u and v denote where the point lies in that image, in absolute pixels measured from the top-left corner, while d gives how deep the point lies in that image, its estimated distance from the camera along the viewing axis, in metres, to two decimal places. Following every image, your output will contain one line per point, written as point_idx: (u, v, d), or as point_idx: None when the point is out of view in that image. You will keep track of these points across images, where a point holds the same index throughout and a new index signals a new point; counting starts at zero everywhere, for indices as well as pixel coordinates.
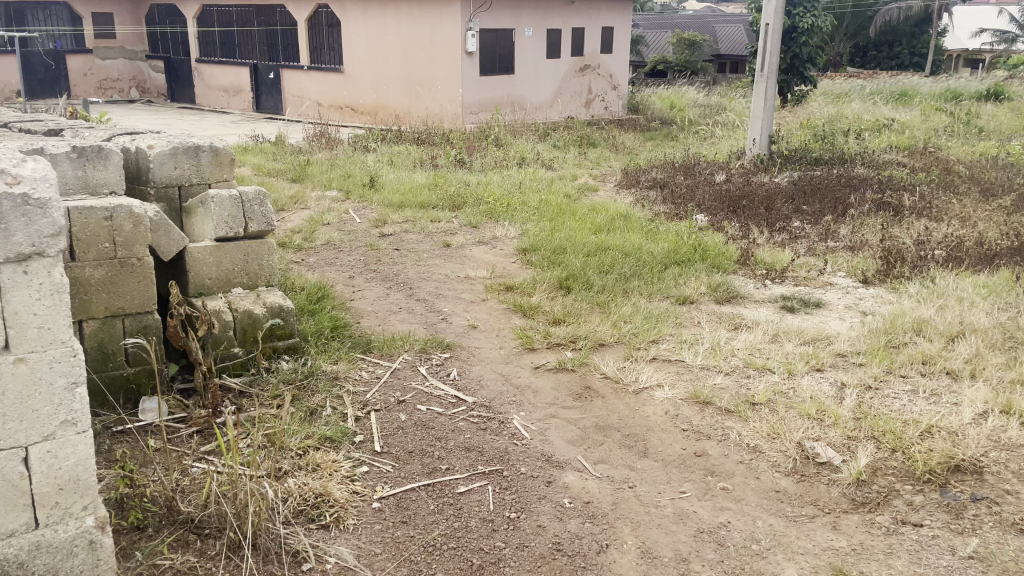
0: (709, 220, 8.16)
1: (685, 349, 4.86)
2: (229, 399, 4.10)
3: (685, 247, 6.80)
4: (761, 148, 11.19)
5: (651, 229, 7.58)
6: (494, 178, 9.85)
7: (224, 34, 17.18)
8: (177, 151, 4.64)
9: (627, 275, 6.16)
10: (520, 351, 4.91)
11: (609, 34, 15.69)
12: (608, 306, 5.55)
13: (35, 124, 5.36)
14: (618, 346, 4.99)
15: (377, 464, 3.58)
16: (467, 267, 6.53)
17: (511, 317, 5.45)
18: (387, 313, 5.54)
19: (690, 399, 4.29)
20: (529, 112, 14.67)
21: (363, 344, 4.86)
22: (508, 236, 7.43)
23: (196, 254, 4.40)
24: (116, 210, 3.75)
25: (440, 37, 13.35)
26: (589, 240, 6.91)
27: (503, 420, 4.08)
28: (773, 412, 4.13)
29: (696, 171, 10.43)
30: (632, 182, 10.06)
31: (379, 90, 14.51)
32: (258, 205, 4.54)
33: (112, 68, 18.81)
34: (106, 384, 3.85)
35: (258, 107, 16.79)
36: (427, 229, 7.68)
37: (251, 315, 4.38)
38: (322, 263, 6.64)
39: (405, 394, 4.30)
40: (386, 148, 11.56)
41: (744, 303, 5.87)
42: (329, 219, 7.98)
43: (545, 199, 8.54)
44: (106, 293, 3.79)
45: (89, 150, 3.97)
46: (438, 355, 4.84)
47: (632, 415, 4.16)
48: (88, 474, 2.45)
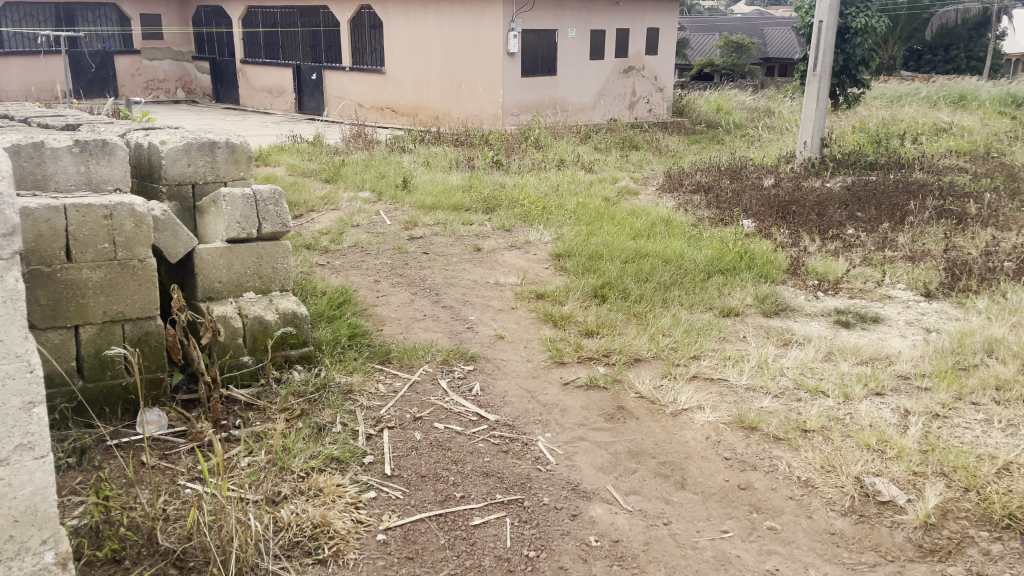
0: (756, 226, 7.71)
1: (729, 366, 4.47)
2: (234, 411, 3.83)
3: (730, 254, 6.38)
4: (812, 152, 10.66)
5: (694, 235, 7.18)
6: (531, 179, 9.52)
7: (268, 35, 17.17)
8: (191, 147, 4.41)
9: (667, 283, 5.78)
10: (549, 364, 4.56)
11: (655, 35, 15.25)
12: (646, 317, 5.17)
13: (55, 120, 5.19)
14: (655, 362, 4.60)
15: (386, 490, 3.27)
16: (497, 273, 6.21)
17: (541, 327, 5.11)
18: (410, 320, 5.24)
19: (734, 423, 3.90)
20: (571, 114, 14.30)
21: (381, 354, 4.57)
22: (543, 241, 7.09)
23: (206, 256, 4.14)
24: (117, 208, 3.51)
25: (482, 37, 13.08)
26: (627, 246, 6.54)
27: (527, 442, 3.74)
28: (828, 441, 3.72)
29: (743, 175, 9.97)
30: (675, 186, 9.64)
31: (419, 91, 14.29)
32: (273, 205, 4.28)
33: (158, 69, 18.99)
34: (104, 393, 3.60)
35: (299, 107, 16.72)
36: (458, 232, 7.38)
37: (261, 321, 4.12)
38: (347, 266, 6.39)
39: (423, 410, 3.99)
40: (424, 149, 11.33)
41: (794, 316, 5.44)
42: (358, 220, 7.74)
43: (582, 203, 8.19)
44: (105, 296, 3.56)
45: (93, 144, 3.74)
46: (461, 367, 4.52)
47: (669, 439, 3.78)
48: (50, 505, 2.18)
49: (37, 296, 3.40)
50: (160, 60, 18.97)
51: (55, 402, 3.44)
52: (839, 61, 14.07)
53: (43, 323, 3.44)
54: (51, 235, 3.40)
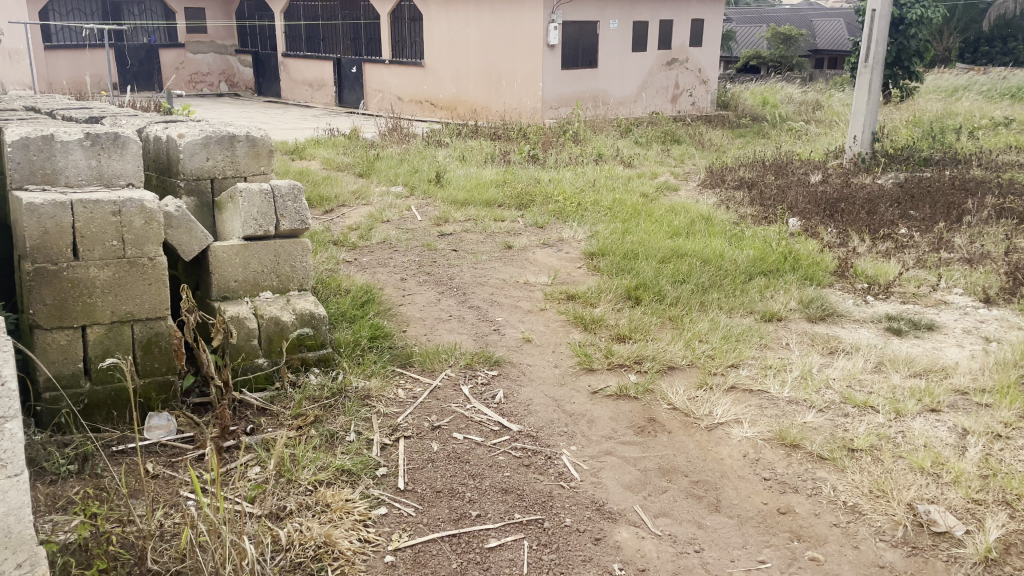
0: (801, 225, 7.35)
1: (769, 376, 4.19)
2: (246, 416, 3.68)
3: (774, 254, 6.06)
4: (863, 147, 10.19)
5: (735, 233, 6.86)
6: (567, 174, 9.27)
7: (308, 28, 17.14)
8: (209, 141, 4.27)
9: (706, 285, 5.49)
10: (577, 371, 4.33)
11: (699, 26, 14.83)
12: (682, 321, 4.91)
13: (80, 113, 5.10)
14: (690, 370, 4.33)
15: (398, 506, 3.08)
16: (528, 272, 5.99)
17: (571, 331, 4.87)
18: (435, 322, 5.06)
19: (775, 439, 3.62)
20: (612, 107, 13.98)
21: (403, 357, 4.40)
22: (576, 238, 6.86)
23: (221, 253, 4.00)
24: (126, 204, 3.38)
25: (521, 29, 12.82)
26: (664, 244, 6.27)
27: (550, 456, 3.52)
28: (877, 463, 3.43)
29: (789, 171, 9.58)
30: (716, 182, 9.30)
31: (458, 84, 14.11)
32: (292, 201, 4.11)
33: (202, 62, 19.16)
34: (112, 397, 3.47)
35: (340, 101, 16.68)
36: (490, 229, 7.17)
37: (277, 322, 3.96)
38: (375, 263, 6.23)
39: (442, 418, 3.79)
40: (460, 143, 11.15)
41: (841, 322, 5.12)
42: (388, 216, 7.59)
43: (619, 199, 7.92)
44: (113, 296, 3.43)
45: (105, 137, 3.62)
46: (485, 372, 4.32)
47: (704, 457, 3.52)
48: (24, 527, 1.92)
49: (43, 295, 3.29)
50: (203, 54, 19.15)
51: (61, 406, 3.33)
52: (892, 52, 13.49)
53: (49, 324, 3.32)
54: (57, 232, 3.28)
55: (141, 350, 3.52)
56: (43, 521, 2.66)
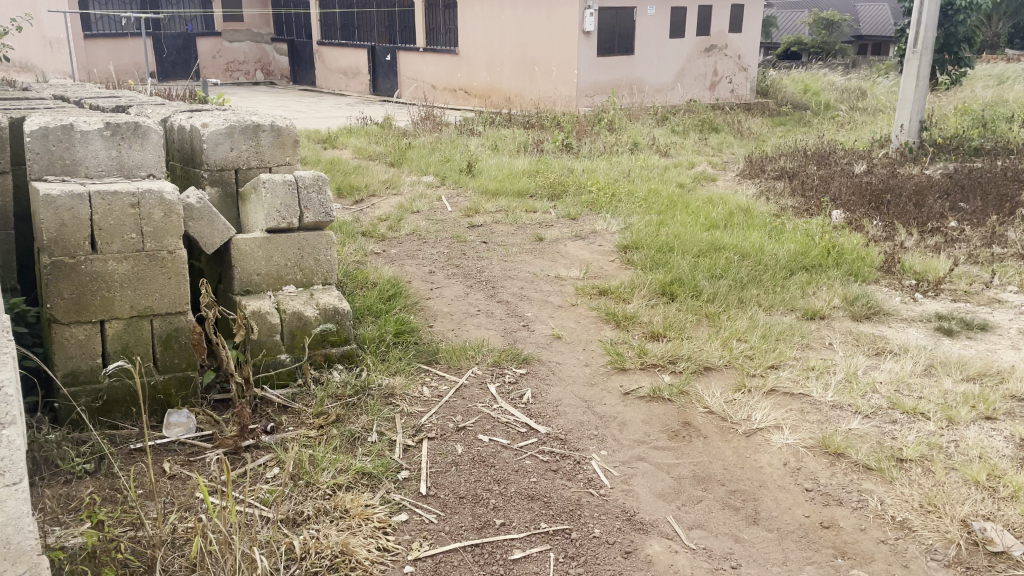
0: (845, 217, 7.07)
1: (811, 379, 3.98)
2: (267, 414, 3.59)
3: (816, 249, 5.82)
4: (910, 136, 9.80)
5: (776, 226, 6.61)
6: (602, 164, 9.06)
7: (343, 16, 17.07)
8: (234, 130, 4.19)
9: (744, 281, 5.28)
10: (608, 371, 4.16)
11: (739, 12, 14.45)
12: (719, 318, 4.71)
13: (108, 103, 5.05)
14: (727, 371, 4.14)
15: (419, 513, 2.96)
16: (559, 265, 5.83)
17: (602, 328, 4.71)
18: (463, 317, 4.93)
19: (818, 447, 3.43)
20: (648, 95, 13.69)
21: (428, 353, 4.28)
22: (609, 231, 6.69)
23: (244, 246, 3.90)
24: (145, 196, 3.30)
25: (557, 16, 12.60)
26: (701, 237, 6.06)
27: (579, 461, 3.37)
28: (927, 475, 3.22)
29: (832, 161, 9.26)
30: (756, 172, 9.03)
31: (492, 73, 13.93)
32: (316, 192, 4.00)
33: (238, 51, 19.24)
34: (130, 394, 3.40)
35: (374, 89, 16.60)
36: (521, 220, 7.01)
37: (300, 317, 3.86)
38: (403, 255, 6.12)
39: (468, 418, 3.66)
40: (493, 131, 10.99)
41: (888, 321, 4.88)
42: (419, 206, 7.47)
43: (655, 190, 7.70)
44: (132, 291, 3.35)
45: (125, 127, 3.54)
46: (513, 371, 4.19)
47: (741, 464, 3.34)
48: (24, 539, 1.80)
49: (61, 289, 3.22)
50: (240, 43, 19.22)
51: (79, 403, 3.27)
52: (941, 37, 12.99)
53: (66, 318, 3.25)
54: (75, 225, 3.21)
55: (160, 345, 3.44)
56: (49, 528, 2.58)
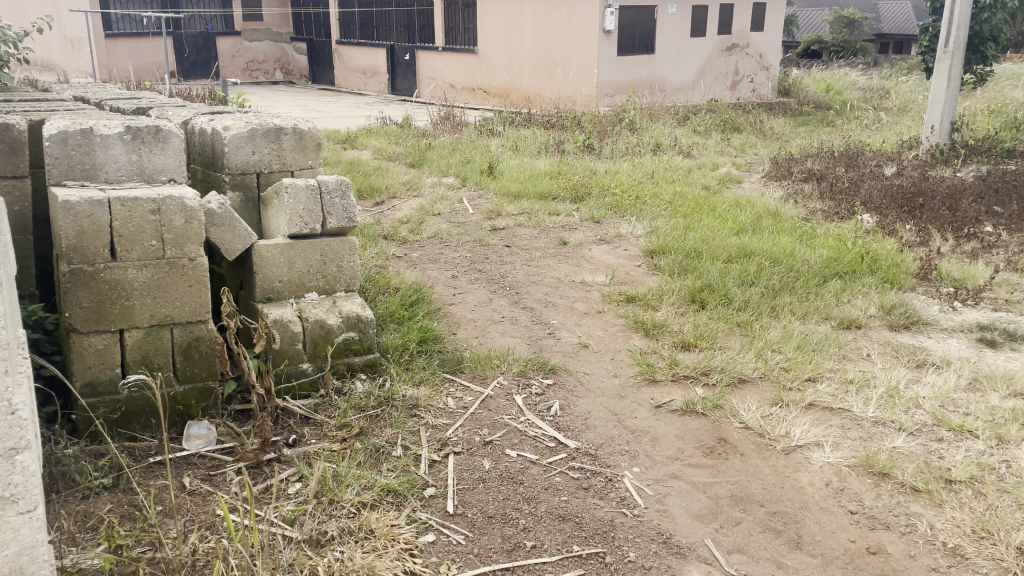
0: (877, 221, 6.89)
1: (850, 393, 3.84)
2: (289, 426, 3.49)
3: (849, 254, 5.65)
4: (941, 137, 9.57)
5: (806, 231, 6.43)
6: (624, 165, 8.91)
7: (363, 16, 17.00)
8: (255, 134, 4.10)
9: (776, 288, 5.13)
10: (639, 383, 4.03)
11: (761, 11, 14.25)
12: (752, 327, 4.56)
13: (129, 106, 4.98)
14: (763, 383, 3.99)
15: (447, 533, 2.85)
16: (584, 270, 5.70)
17: (631, 336, 4.57)
18: (487, 324, 4.81)
19: (861, 467, 3.29)
20: (669, 94, 13.51)
21: (453, 362, 4.17)
22: (635, 235, 6.55)
23: (266, 252, 3.81)
24: (166, 202, 3.22)
25: (577, 15, 12.45)
26: (729, 242, 5.91)
27: (611, 478, 3.24)
28: (978, 498, 3.07)
29: (860, 162, 9.05)
30: (783, 174, 8.83)
31: (512, 72, 13.81)
32: (339, 197, 3.90)
33: (258, 50, 19.24)
34: (150, 405, 3.31)
35: (392, 88, 16.54)
36: (544, 223, 6.88)
37: (323, 326, 3.76)
38: (425, 259, 6.02)
39: (494, 432, 3.55)
40: (513, 132, 10.87)
41: (927, 331, 4.72)
42: (440, 208, 7.37)
43: (680, 193, 7.55)
44: (152, 298, 3.26)
45: (146, 131, 3.46)
46: (539, 381, 4.06)
47: (781, 484, 3.20)
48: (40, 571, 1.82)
49: (80, 297, 3.14)
50: (260, 42, 19.23)
51: (98, 415, 3.19)
52: None
53: (85, 327, 3.17)
54: (94, 231, 3.13)
55: (180, 354, 3.36)
56: (64, 552, 2.49)
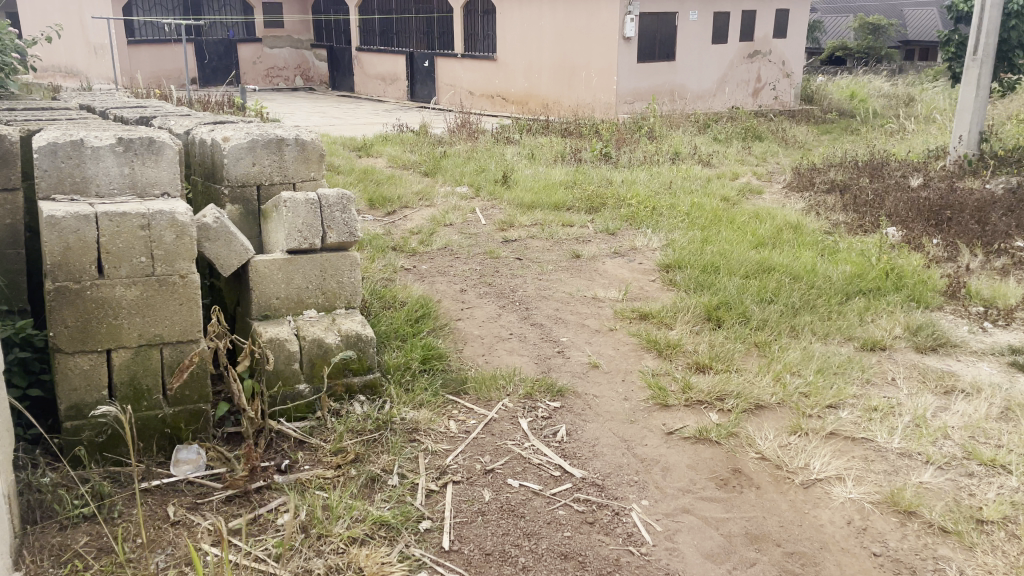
0: (902, 235, 6.66)
1: (874, 422, 3.64)
2: (282, 450, 3.36)
3: (874, 271, 5.43)
4: (969, 147, 9.28)
5: (828, 245, 6.21)
6: (642, 175, 8.72)
7: (382, 22, 16.93)
8: (256, 145, 3.99)
9: (797, 307, 4.92)
10: (650, 407, 3.84)
11: (784, 17, 14.02)
12: (771, 348, 4.37)
13: (133, 115, 4.88)
14: (781, 410, 3.80)
15: (441, 571, 2.69)
16: (596, 285, 5.53)
17: (643, 356, 4.39)
18: (494, 341, 4.65)
19: (886, 504, 3.09)
20: (690, 102, 13.30)
21: (457, 383, 4.02)
22: (650, 247, 6.37)
23: (263, 268, 3.67)
24: (156, 217, 3.09)
25: (597, 22, 12.29)
26: (748, 256, 5.71)
27: (618, 512, 3.06)
28: (1013, 540, 2.86)
29: (885, 173, 8.79)
30: (805, 185, 8.60)
31: (530, 79, 13.66)
32: (340, 211, 3.77)
33: (278, 57, 19.28)
34: (138, 427, 3.20)
35: (411, 95, 16.46)
36: (557, 235, 6.72)
37: (321, 345, 3.62)
38: (434, 271, 5.88)
39: (497, 459, 3.38)
40: (530, 140, 10.72)
41: (956, 354, 4.50)
42: (451, 219, 7.23)
43: (698, 204, 7.35)
44: (141, 317, 3.14)
45: (139, 142, 3.35)
46: (546, 404, 3.89)
47: (800, 522, 3.01)
48: None
49: (64, 316, 3.02)
50: (280, 49, 19.25)
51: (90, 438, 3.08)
52: None
53: (70, 346, 3.05)
54: (80, 247, 3.01)
55: (170, 375, 3.23)
56: None
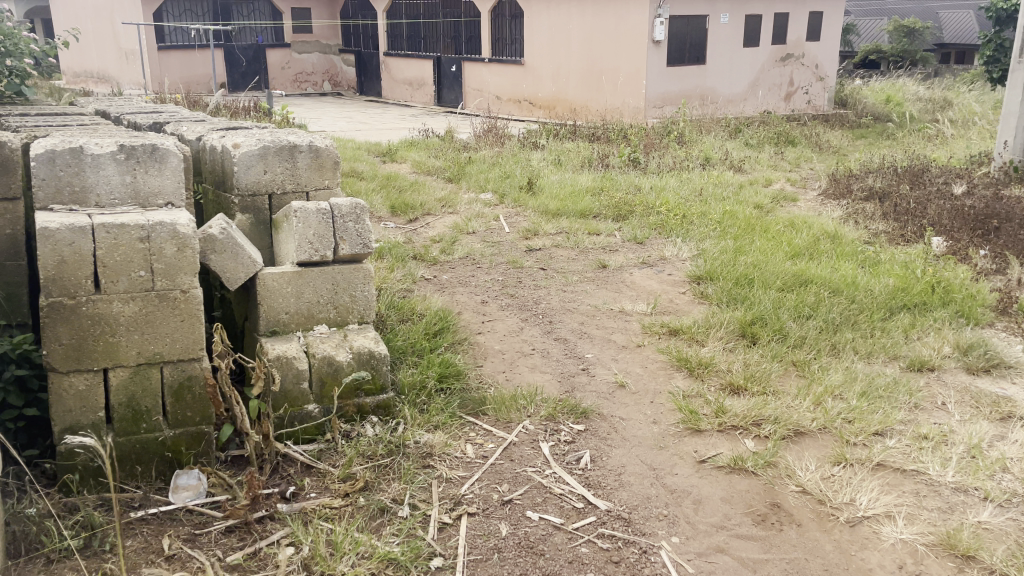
0: (947, 245, 6.32)
1: (925, 452, 3.36)
2: (289, 476, 3.17)
3: (919, 284, 5.13)
4: (1015, 153, 8.84)
5: (868, 256, 5.90)
6: (671, 181, 8.45)
7: (410, 27, 16.83)
8: (267, 152, 3.82)
9: (837, 323, 4.64)
10: (680, 432, 3.59)
11: (818, 20, 13.66)
12: (810, 368, 4.10)
13: (146, 120, 4.75)
14: (823, 437, 3.53)
15: None
16: (623, 297, 5.29)
17: (673, 376, 4.14)
18: (516, 357, 4.43)
19: (941, 547, 2.81)
20: (721, 106, 12.97)
21: (475, 402, 3.81)
22: (680, 258, 6.11)
23: (271, 281, 3.49)
24: (156, 229, 2.93)
25: (626, 24, 12.04)
26: (784, 268, 5.43)
27: (645, 550, 2.83)
28: None
29: (926, 179, 8.42)
30: (842, 192, 8.26)
31: (558, 83, 13.43)
32: (353, 221, 3.58)
33: (307, 62, 19.26)
34: (137, 450, 3.03)
35: (438, 100, 16.34)
36: (583, 244, 6.49)
37: (331, 363, 3.43)
38: (455, 282, 5.68)
39: (515, 489, 3.16)
40: (556, 145, 10.50)
41: (1010, 376, 4.19)
42: (474, 226, 7.03)
43: (730, 212, 7.06)
44: (139, 335, 2.97)
45: (141, 150, 3.19)
46: (569, 428, 3.65)
47: (846, 565, 2.74)
48: None
49: (59, 333, 2.86)
50: (309, 54, 19.24)
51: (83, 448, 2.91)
52: None
53: (64, 365, 2.88)
54: (75, 261, 2.84)
55: (171, 396, 3.06)
56: None
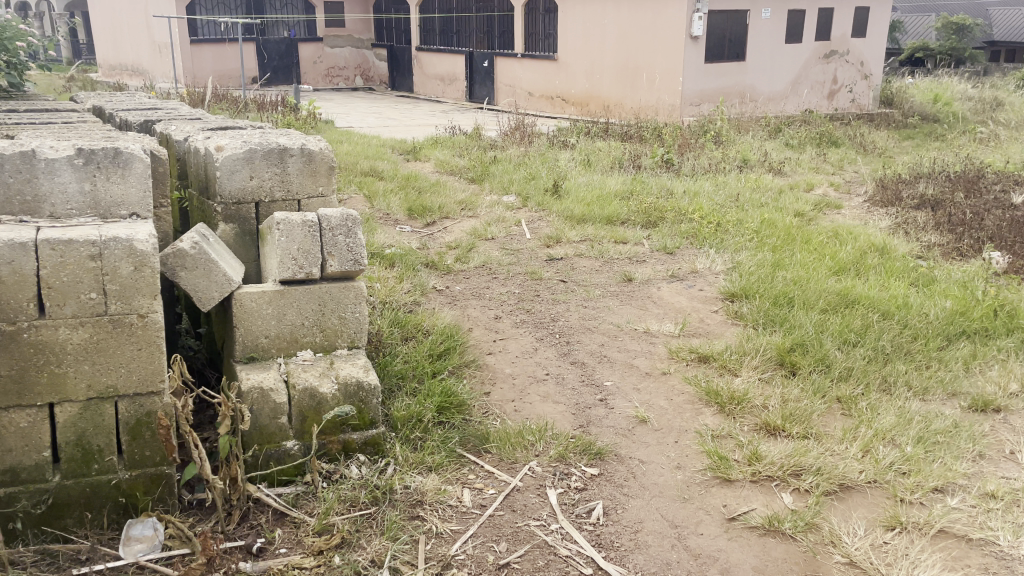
0: (1008, 262, 5.75)
1: (993, 515, 2.89)
2: (259, 526, 2.80)
3: (980, 308, 4.61)
4: None
5: (921, 273, 5.37)
6: (706, 184, 7.94)
7: (442, 21, 16.43)
8: (254, 156, 3.44)
9: (887, 352, 4.16)
10: (709, 481, 3.15)
11: (864, 15, 13.00)
12: (857, 406, 3.63)
13: (138, 121, 4.43)
14: (873, 492, 3.07)
15: None
16: (649, 315, 4.85)
17: (702, 412, 3.68)
18: (527, 383, 4.02)
19: None
20: (761, 105, 12.39)
21: (478, 438, 3.42)
22: (713, 271, 5.64)
23: (248, 302, 3.12)
24: (109, 246, 2.56)
25: (663, 19, 11.54)
26: (827, 286, 4.93)
27: None
28: None
29: (982, 187, 7.81)
30: (890, 200, 7.67)
31: (591, 79, 12.96)
32: (344, 234, 3.20)
33: (339, 57, 19.02)
34: (87, 495, 2.70)
35: (469, 95, 15.94)
36: (608, 254, 6.06)
37: (314, 396, 3.06)
38: (468, 294, 5.28)
39: (515, 549, 2.75)
40: (587, 144, 10.03)
41: None
42: (493, 232, 6.62)
43: (769, 220, 6.55)
44: (91, 365, 2.62)
45: (102, 154, 2.82)
46: (581, 472, 3.23)
47: None
48: None
49: None
50: (341, 48, 18.99)
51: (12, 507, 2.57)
52: None
53: (3, 401, 2.55)
54: (16, 282, 2.49)
55: (126, 434, 2.72)
56: None
